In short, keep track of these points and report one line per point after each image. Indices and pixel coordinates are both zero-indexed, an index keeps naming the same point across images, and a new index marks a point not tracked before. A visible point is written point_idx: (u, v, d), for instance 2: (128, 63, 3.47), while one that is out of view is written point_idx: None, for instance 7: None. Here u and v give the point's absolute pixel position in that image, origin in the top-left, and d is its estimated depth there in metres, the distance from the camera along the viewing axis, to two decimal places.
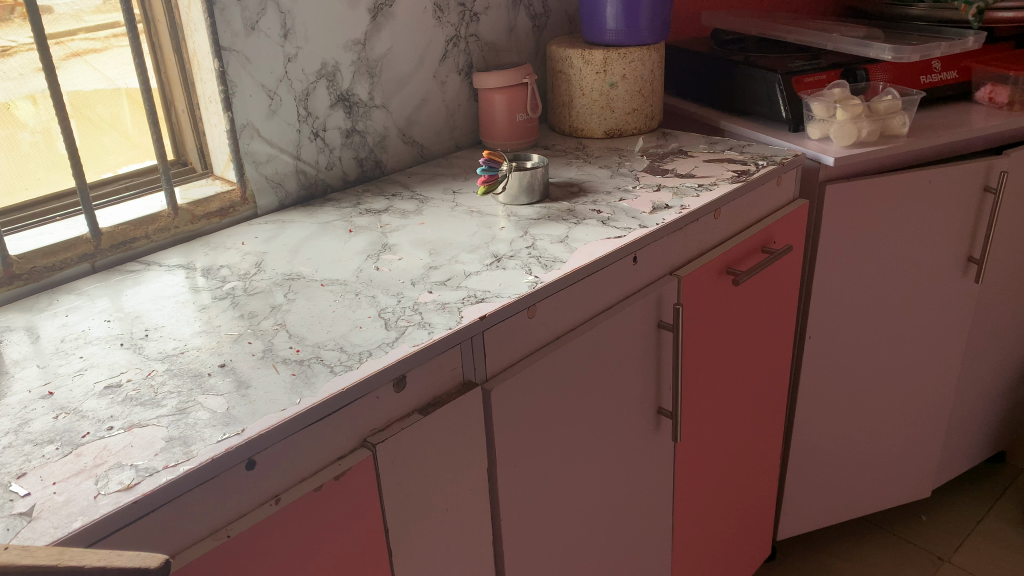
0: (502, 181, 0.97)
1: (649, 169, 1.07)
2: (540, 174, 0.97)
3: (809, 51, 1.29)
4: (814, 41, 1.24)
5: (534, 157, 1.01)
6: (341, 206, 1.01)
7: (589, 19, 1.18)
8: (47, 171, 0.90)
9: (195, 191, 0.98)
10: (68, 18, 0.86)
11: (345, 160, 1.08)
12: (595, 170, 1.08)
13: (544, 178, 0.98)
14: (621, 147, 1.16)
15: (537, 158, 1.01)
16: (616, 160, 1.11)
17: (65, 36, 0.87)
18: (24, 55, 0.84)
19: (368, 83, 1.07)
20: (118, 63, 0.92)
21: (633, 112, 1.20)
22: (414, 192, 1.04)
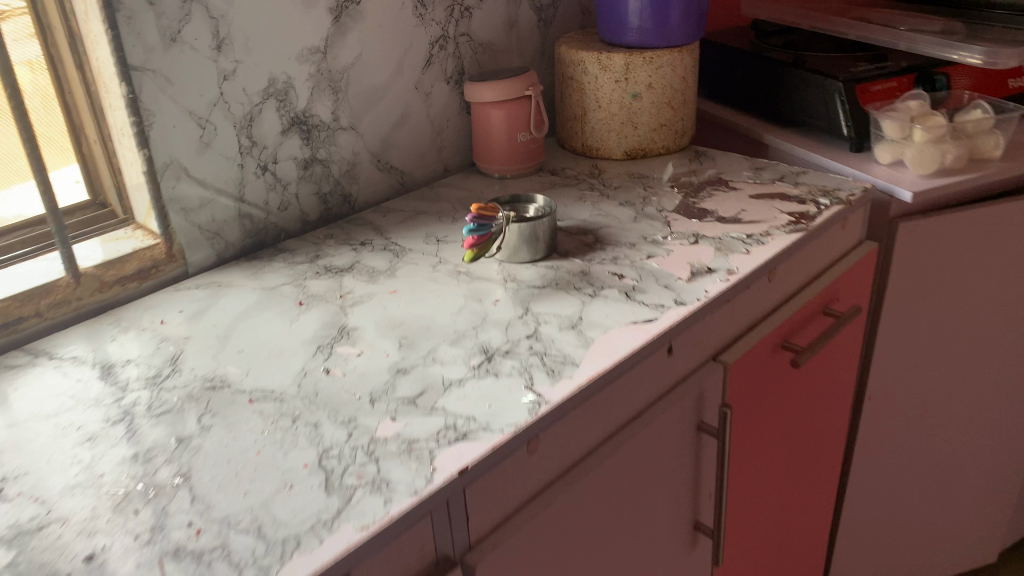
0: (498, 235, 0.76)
1: (682, 210, 0.85)
2: (546, 226, 0.76)
3: (871, 48, 1.07)
4: (881, 39, 1.02)
5: (539, 200, 0.80)
6: (294, 262, 0.80)
7: (607, 14, 0.96)
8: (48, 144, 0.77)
9: (107, 247, 0.78)
10: None
11: (304, 197, 0.87)
12: (614, 210, 0.87)
13: (551, 230, 0.77)
14: (646, 175, 0.95)
15: (543, 201, 0.80)
16: (640, 193, 0.90)
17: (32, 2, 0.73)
18: (17, 19, 0.72)
19: (330, 100, 0.86)
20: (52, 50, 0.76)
21: (660, 129, 0.98)
22: (389, 240, 0.84)
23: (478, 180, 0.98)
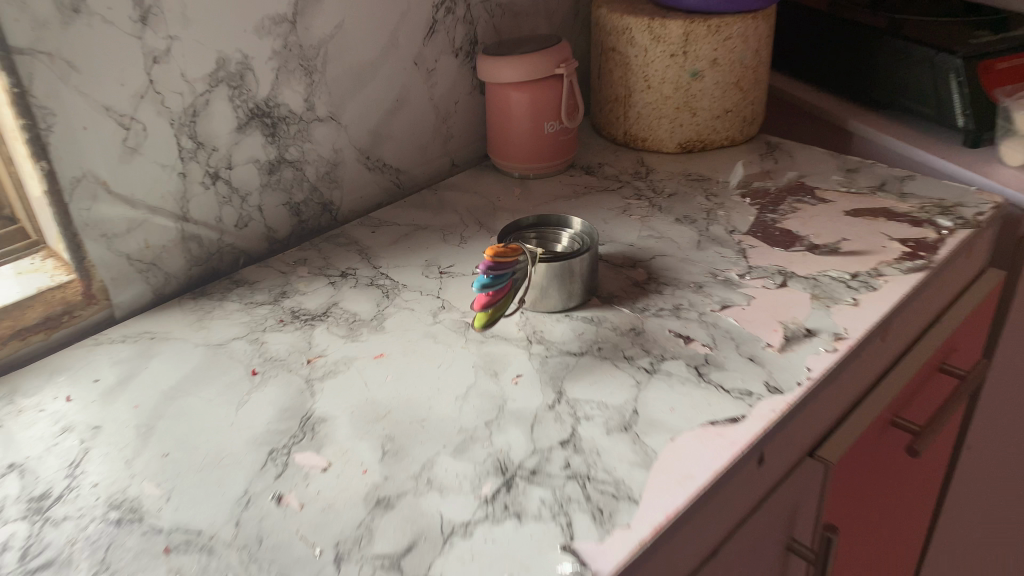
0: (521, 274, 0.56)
1: (759, 233, 0.66)
2: (585, 264, 0.57)
3: (988, 10, 0.85)
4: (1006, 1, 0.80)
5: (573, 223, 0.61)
6: (253, 304, 0.61)
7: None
8: None
9: (22, 284, 0.58)
10: None
11: (270, 209, 0.68)
12: (670, 231, 0.67)
13: (590, 267, 0.58)
14: (706, 178, 0.75)
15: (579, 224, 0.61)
16: (702, 206, 0.70)
17: None
18: None
19: (302, 84, 0.66)
20: None
21: (725, 116, 0.78)
22: (378, 269, 0.65)
23: (494, 180, 0.78)
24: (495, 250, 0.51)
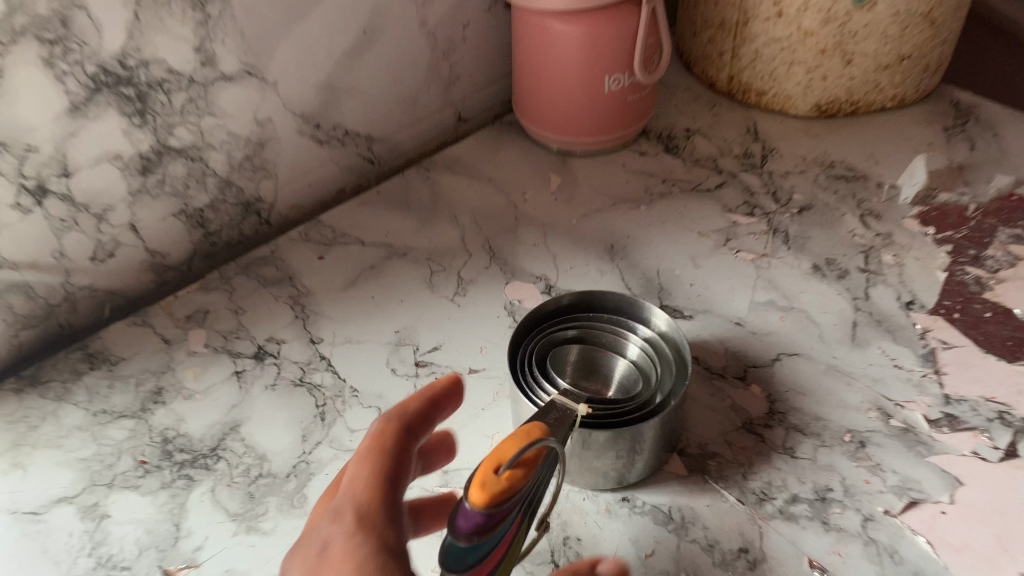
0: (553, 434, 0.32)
1: (958, 315, 0.39)
2: (667, 423, 0.32)
3: None
4: None
5: (653, 318, 0.36)
6: (106, 420, 0.37)
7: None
8: None
9: None
10: None
11: (150, 227, 0.42)
12: (803, 297, 0.40)
13: (677, 418, 0.33)
14: (861, 176, 0.46)
15: (665, 323, 0.36)
16: (856, 240, 0.43)
17: None
18: None
19: (185, 21, 0.38)
20: None
21: (897, 65, 0.48)
22: (318, 347, 0.40)
23: (519, 157, 0.51)
24: (489, 477, 0.25)
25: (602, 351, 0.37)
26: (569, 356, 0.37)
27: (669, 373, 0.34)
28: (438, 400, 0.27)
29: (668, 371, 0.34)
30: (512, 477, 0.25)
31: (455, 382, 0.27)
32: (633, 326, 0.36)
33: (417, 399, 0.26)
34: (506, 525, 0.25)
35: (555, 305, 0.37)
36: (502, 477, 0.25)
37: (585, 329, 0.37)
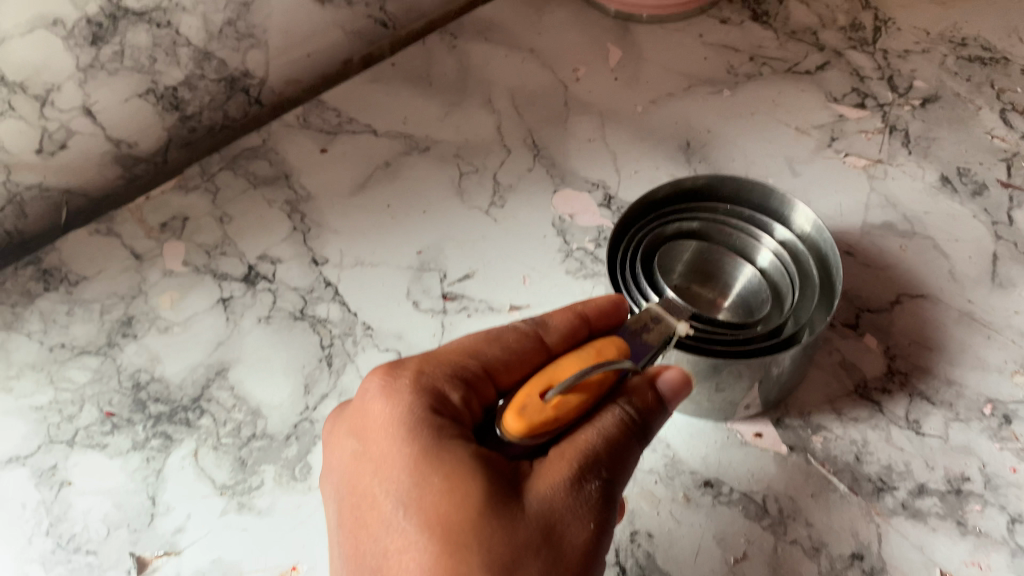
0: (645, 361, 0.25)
1: None
2: (795, 359, 0.25)
3: None
4: None
5: (797, 216, 0.29)
6: (66, 359, 0.30)
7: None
8: None
9: None
10: None
11: (110, 111, 0.33)
12: (929, 220, 0.32)
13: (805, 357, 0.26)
14: (1000, 58, 0.37)
15: (810, 227, 0.29)
16: (996, 146, 0.34)
17: None
18: None
19: None
20: None
21: None
22: (323, 270, 0.32)
23: (567, 23, 0.41)
24: (533, 402, 0.20)
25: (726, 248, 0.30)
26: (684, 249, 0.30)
27: (812, 299, 0.27)
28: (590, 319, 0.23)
29: (807, 293, 0.28)
30: (563, 406, 0.20)
31: (616, 304, 0.24)
32: (771, 224, 0.29)
33: (568, 313, 0.23)
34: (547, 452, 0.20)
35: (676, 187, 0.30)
36: (550, 406, 0.20)
37: (710, 223, 0.30)
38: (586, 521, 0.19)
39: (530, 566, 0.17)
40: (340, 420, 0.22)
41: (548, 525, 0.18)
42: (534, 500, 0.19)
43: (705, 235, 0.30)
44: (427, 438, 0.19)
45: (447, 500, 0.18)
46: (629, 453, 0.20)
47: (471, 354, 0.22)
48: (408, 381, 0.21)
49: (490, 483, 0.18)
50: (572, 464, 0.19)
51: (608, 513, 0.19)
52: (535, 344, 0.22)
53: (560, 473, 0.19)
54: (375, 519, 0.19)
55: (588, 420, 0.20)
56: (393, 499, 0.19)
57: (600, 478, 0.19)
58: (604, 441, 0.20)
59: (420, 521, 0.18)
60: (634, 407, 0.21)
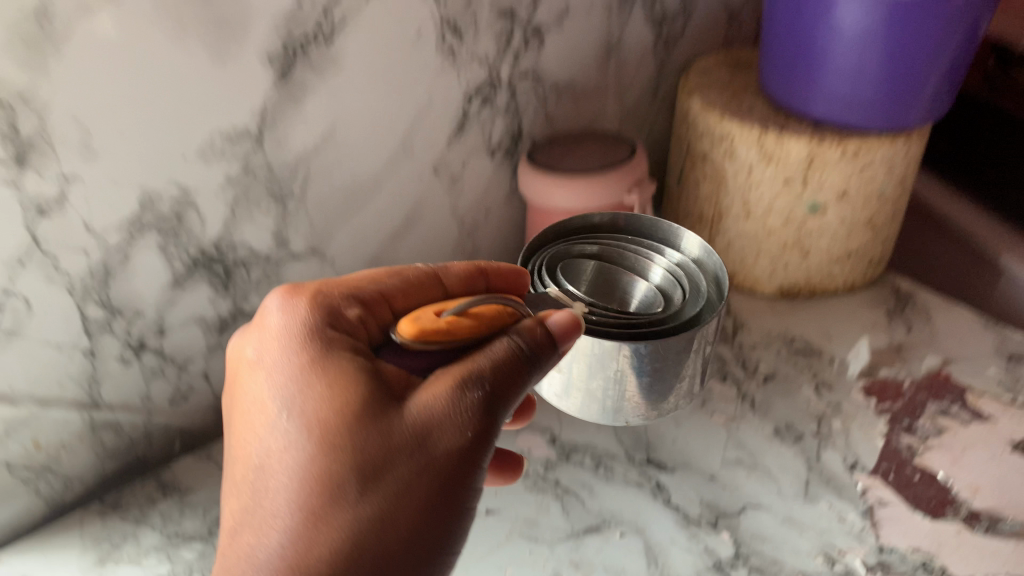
0: (587, 363, 0.39)
1: (893, 477, 0.47)
2: (690, 346, 0.38)
3: None
4: None
5: (687, 246, 0.45)
6: (179, 542, 0.44)
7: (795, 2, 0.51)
8: None
9: None
10: None
11: (220, 375, 0.50)
12: (764, 456, 0.48)
13: (692, 363, 0.39)
14: (817, 351, 0.56)
15: (699, 251, 0.45)
16: (811, 409, 0.51)
17: None
18: None
19: (270, 214, 0.47)
20: None
21: (846, 258, 0.58)
22: None
23: None
24: (428, 318, 0.32)
25: (623, 264, 0.45)
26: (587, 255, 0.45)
27: (688, 298, 0.41)
28: (486, 274, 0.38)
29: (696, 296, 0.42)
30: (453, 324, 0.32)
31: (513, 274, 0.39)
32: (656, 251, 0.45)
33: (467, 266, 0.38)
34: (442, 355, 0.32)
35: (586, 222, 0.47)
36: (442, 321, 0.32)
37: (611, 248, 0.45)
38: (462, 429, 0.29)
39: (403, 457, 0.28)
40: (247, 334, 0.33)
41: (427, 427, 0.29)
42: (421, 405, 0.29)
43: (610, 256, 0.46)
44: (320, 357, 0.31)
45: (351, 400, 0.29)
46: (515, 374, 0.31)
47: (368, 286, 0.35)
48: (306, 304, 0.33)
49: (371, 388, 0.29)
50: (457, 380, 0.30)
51: (479, 412, 0.30)
52: (432, 282, 0.37)
53: (445, 384, 0.30)
54: (280, 410, 0.30)
55: (484, 349, 0.31)
56: (305, 394, 0.29)
57: (479, 389, 0.30)
58: (489, 364, 0.31)
59: (304, 421, 0.29)
60: (519, 339, 0.32)
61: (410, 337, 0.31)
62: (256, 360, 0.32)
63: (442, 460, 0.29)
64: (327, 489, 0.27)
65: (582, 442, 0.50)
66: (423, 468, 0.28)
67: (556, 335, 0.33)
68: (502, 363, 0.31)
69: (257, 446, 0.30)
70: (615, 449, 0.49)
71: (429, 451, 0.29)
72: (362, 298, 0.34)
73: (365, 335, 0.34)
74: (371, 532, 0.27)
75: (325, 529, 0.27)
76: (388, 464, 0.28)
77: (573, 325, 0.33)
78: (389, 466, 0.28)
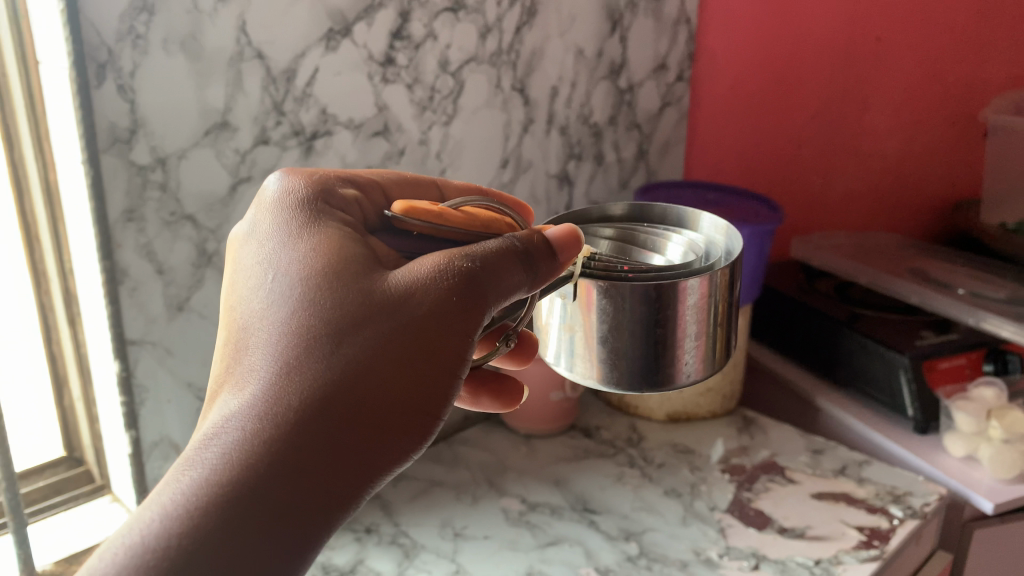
0: (602, 314, 0.45)
1: (737, 512, 0.75)
2: (698, 301, 0.45)
3: (920, 312, 0.97)
4: (936, 306, 0.92)
5: (703, 226, 0.54)
6: None
7: None
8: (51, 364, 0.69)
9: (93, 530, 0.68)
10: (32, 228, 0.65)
11: None
12: (657, 503, 0.76)
13: (703, 326, 0.46)
14: (693, 450, 0.85)
15: (719, 233, 0.52)
16: (688, 479, 0.80)
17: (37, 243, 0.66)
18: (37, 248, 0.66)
19: None
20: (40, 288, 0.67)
21: (707, 393, 0.90)
22: (399, 526, 0.73)
23: (503, 436, 0.88)
24: (424, 205, 0.44)
25: (639, 239, 0.53)
26: (606, 233, 0.54)
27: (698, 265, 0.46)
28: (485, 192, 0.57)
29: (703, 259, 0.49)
30: (443, 211, 0.44)
31: (519, 204, 0.57)
32: (671, 236, 0.53)
33: (468, 187, 0.57)
34: (436, 238, 0.45)
35: (605, 214, 0.57)
36: (434, 207, 0.44)
37: (630, 232, 0.54)
38: (438, 291, 0.41)
39: (384, 312, 0.40)
40: (262, 204, 0.47)
41: (412, 288, 0.41)
42: (413, 274, 0.41)
43: (628, 237, 0.54)
44: (332, 239, 0.44)
45: (352, 273, 0.42)
46: (504, 266, 0.42)
47: (365, 176, 0.51)
48: (312, 189, 0.47)
49: (370, 268, 0.42)
50: (450, 256, 0.42)
51: (457, 279, 0.41)
52: (432, 186, 0.55)
53: (434, 261, 0.42)
54: (293, 274, 0.42)
55: (480, 244, 0.43)
56: (315, 262, 0.42)
57: (464, 264, 0.42)
58: (480, 251, 0.42)
59: (311, 284, 0.42)
60: (516, 241, 0.43)
61: (407, 216, 0.44)
62: (276, 233, 0.45)
63: (419, 316, 0.41)
64: (323, 333, 0.40)
65: (542, 500, 0.77)
66: (405, 322, 0.41)
67: (554, 246, 0.43)
68: (492, 254, 0.42)
69: (268, 299, 0.42)
70: (563, 502, 0.76)
71: (410, 309, 0.41)
72: (357, 183, 0.50)
73: (360, 211, 0.48)
74: (352, 368, 0.40)
75: (316, 362, 0.40)
76: (373, 316, 0.40)
77: (565, 235, 0.44)
78: (369, 321, 0.40)
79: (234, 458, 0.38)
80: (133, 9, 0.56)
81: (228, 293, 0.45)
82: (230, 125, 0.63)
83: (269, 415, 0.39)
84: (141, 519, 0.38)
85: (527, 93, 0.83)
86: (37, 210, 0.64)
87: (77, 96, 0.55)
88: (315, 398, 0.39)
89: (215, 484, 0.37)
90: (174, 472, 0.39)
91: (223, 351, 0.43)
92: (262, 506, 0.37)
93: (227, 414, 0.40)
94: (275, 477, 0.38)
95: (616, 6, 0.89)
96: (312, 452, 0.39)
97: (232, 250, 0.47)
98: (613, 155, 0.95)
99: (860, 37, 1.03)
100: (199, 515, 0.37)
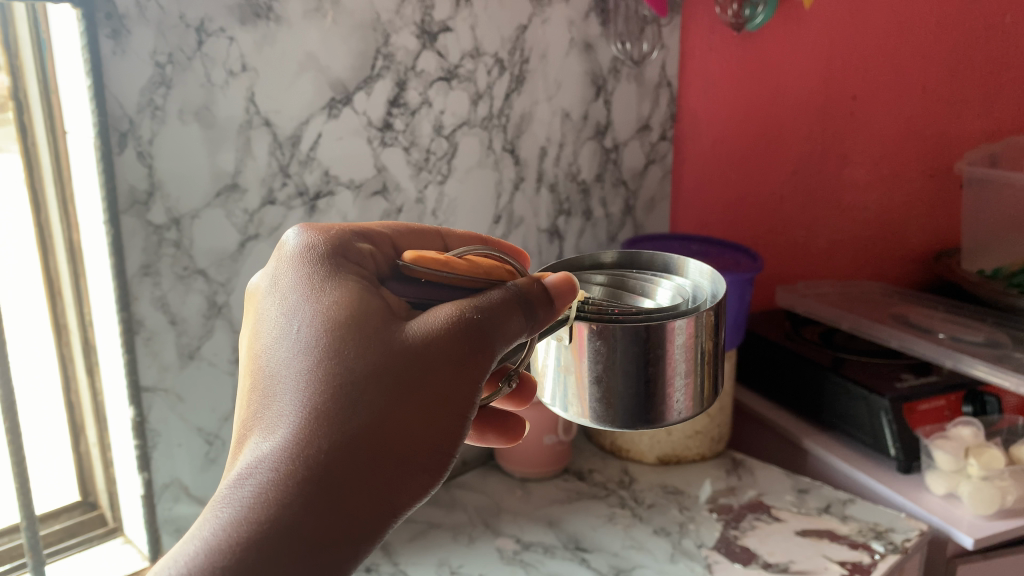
0: (595, 356, 0.45)
1: (723, 548, 0.78)
2: (688, 339, 0.45)
3: (903, 355, 1.00)
4: (917, 350, 0.95)
5: (691, 272, 0.54)
6: None
7: None
8: (70, 413, 0.74)
9: (104, 569, 0.72)
10: (56, 286, 0.70)
11: None
12: (646, 541, 0.79)
13: (692, 364, 0.46)
14: (683, 491, 0.88)
15: (708, 280, 0.52)
16: (676, 518, 0.83)
17: (61, 300, 0.71)
18: (61, 302, 0.71)
19: None
20: (64, 341, 0.72)
21: (696, 435, 0.93)
22: (398, 565, 0.76)
23: (499, 480, 0.91)
24: (432, 255, 0.45)
25: (630, 284, 0.53)
26: (598, 279, 0.54)
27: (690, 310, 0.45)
28: (489, 241, 0.59)
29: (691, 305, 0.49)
30: (451, 262, 0.45)
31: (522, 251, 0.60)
32: (660, 285, 0.53)
33: (474, 237, 0.59)
34: (441, 289, 0.45)
35: (596, 261, 0.57)
36: (443, 257, 0.45)
37: (620, 278, 0.54)
38: (451, 339, 0.42)
39: (402, 360, 0.41)
40: (281, 253, 0.48)
41: (427, 337, 0.42)
42: (428, 324, 0.42)
43: (618, 284, 0.54)
44: (351, 287, 0.44)
45: (369, 320, 0.42)
46: (511, 312, 0.43)
47: (379, 229, 0.52)
48: (327, 236, 0.48)
49: (386, 317, 0.43)
50: (461, 306, 0.43)
51: (469, 327, 0.42)
52: (438, 236, 0.57)
53: (447, 312, 0.42)
54: (311, 322, 0.43)
55: (486, 292, 0.44)
56: (334, 310, 0.43)
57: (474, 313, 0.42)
58: (488, 300, 0.43)
59: (331, 332, 0.42)
60: (520, 287, 0.44)
61: (414, 262, 0.45)
62: (295, 284, 0.46)
63: (434, 362, 0.41)
64: (343, 380, 0.41)
65: (536, 539, 0.80)
66: (422, 369, 0.41)
67: (553, 291, 0.44)
68: (499, 302, 0.43)
69: (289, 347, 0.43)
70: (556, 542, 0.79)
71: (424, 354, 0.41)
72: (372, 238, 0.51)
73: (374, 262, 0.49)
74: (371, 414, 0.40)
75: (338, 410, 0.40)
76: (390, 363, 0.41)
77: (567, 280, 0.44)
78: (387, 369, 0.41)
79: (266, 501, 0.38)
80: (153, 84, 0.61)
81: (251, 343, 0.46)
82: (239, 186, 0.68)
83: (296, 459, 0.39)
84: (174, 562, 0.38)
85: (517, 154, 0.89)
86: (62, 268, 0.69)
87: (101, 162, 0.60)
88: (339, 442, 0.39)
89: (249, 527, 0.38)
90: (207, 515, 0.40)
91: (248, 399, 0.44)
92: (292, 550, 0.38)
93: (252, 459, 0.40)
94: (306, 518, 0.38)
95: (600, 72, 0.95)
96: (339, 494, 0.39)
97: (253, 299, 0.48)
98: (602, 210, 1.01)
99: (836, 94, 1.07)
100: (233, 558, 0.37)
